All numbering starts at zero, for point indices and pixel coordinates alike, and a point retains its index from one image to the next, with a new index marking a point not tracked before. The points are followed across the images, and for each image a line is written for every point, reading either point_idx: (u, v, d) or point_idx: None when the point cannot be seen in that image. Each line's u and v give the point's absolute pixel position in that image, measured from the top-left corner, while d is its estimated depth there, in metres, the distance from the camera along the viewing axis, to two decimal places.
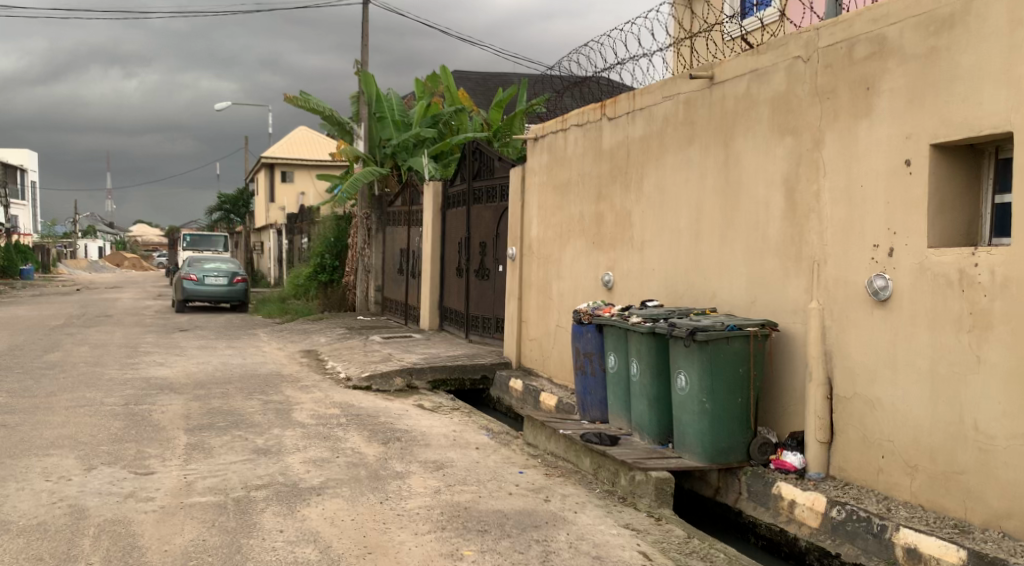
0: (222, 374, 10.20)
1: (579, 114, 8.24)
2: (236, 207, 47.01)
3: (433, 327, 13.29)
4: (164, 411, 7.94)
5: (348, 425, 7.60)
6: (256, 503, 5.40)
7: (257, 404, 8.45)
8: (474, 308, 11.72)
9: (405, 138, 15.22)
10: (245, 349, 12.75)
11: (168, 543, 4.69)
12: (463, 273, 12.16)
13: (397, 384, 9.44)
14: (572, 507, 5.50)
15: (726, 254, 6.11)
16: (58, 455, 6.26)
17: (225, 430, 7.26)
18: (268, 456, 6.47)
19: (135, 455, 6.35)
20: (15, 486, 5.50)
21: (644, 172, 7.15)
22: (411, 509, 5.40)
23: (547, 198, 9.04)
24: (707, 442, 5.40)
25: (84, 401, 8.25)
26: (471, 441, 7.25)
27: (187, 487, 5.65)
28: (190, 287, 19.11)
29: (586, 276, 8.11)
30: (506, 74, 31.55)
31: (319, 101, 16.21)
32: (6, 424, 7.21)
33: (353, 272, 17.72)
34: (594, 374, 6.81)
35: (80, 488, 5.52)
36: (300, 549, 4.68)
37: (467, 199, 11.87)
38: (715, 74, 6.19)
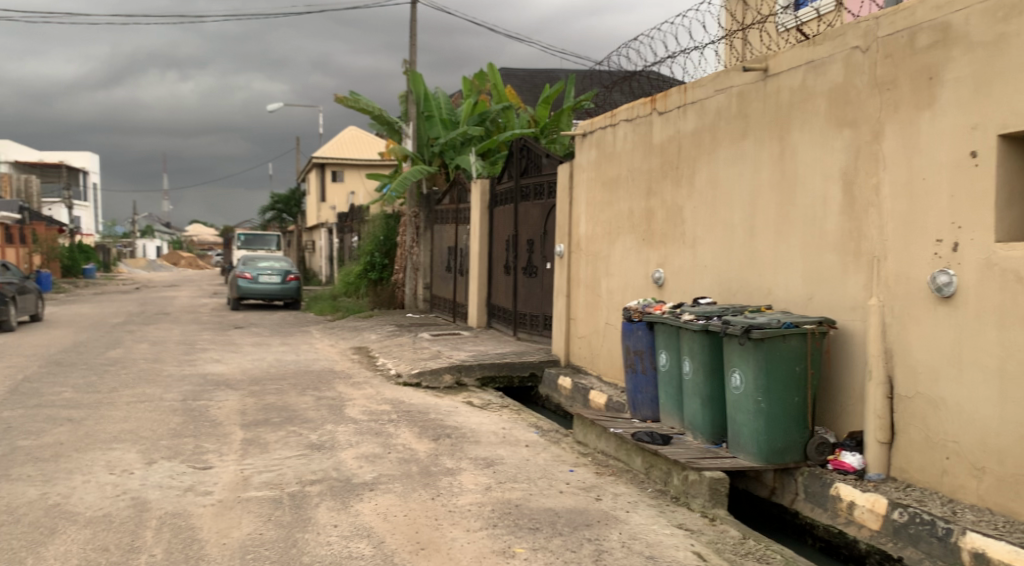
0: (276, 370, 10.39)
1: (629, 109, 8.15)
2: (289, 206, 47.96)
3: (481, 325, 13.32)
4: (222, 407, 8.11)
5: (399, 422, 7.65)
6: (310, 497, 5.47)
7: (310, 400, 8.57)
8: (522, 306, 11.71)
9: (452, 136, 15.26)
10: (298, 346, 12.95)
11: (227, 536, 4.78)
12: (510, 270, 12.15)
13: (447, 381, 9.49)
14: (625, 507, 5.45)
15: (781, 249, 6.00)
16: (121, 449, 6.43)
17: (281, 425, 7.39)
18: (322, 452, 6.56)
19: (194, 450, 6.50)
20: (81, 478, 5.68)
21: (696, 167, 7.05)
22: (463, 505, 5.42)
23: (595, 194, 8.97)
24: (763, 442, 5.31)
25: (145, 397, 8.47)
26: (521, 438, 7.23)
27: (244, 482, 5.75)
28: (245, 285, 19.52)
29: (635, 273, 8.05)
30: (555, 70, 31.46)
31: (368, 101, 16.37)
32: (72, 418, 7.44)
33: (402, 269, 17.87)
34: (645, 372, 6.74)
35: (142, 481, 5.68)
36: (354, 544, 4.74)
37: (514, 196, 11.86)
38: (770, 66, 6.08)
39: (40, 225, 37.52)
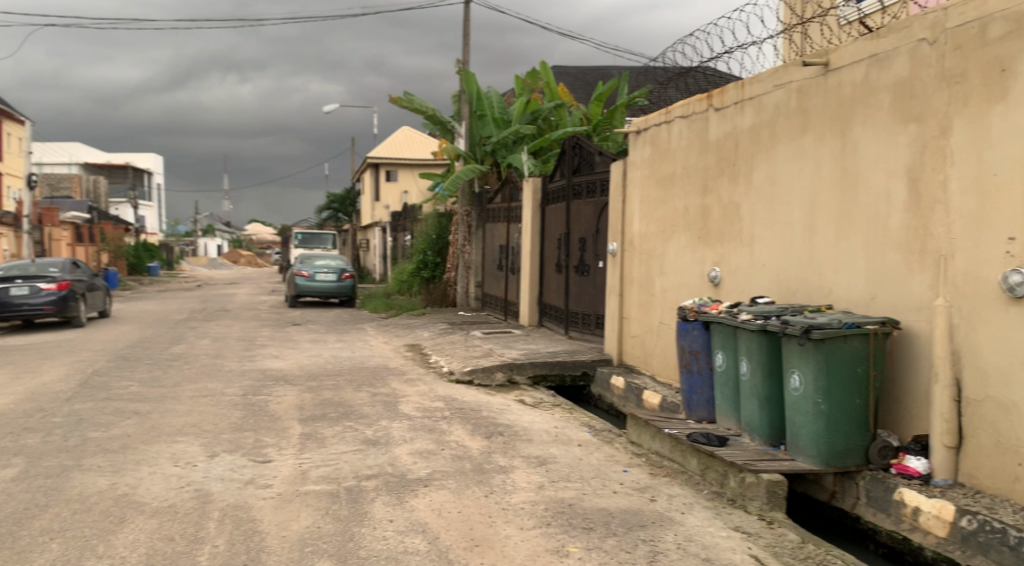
0: (333, 367, 10.56)
1: (684, 106, 8.05)
2: (344, 206, 48.73)
3: (532, 323, 13.34)
4: (280, 402, 8.28)
5: (452, 419, 7.71)
6: (367, 492, 5.55)
7: (366, 396, 8.69)
8: (574, 305, 11.67)
9: (504, 135, 15.28)
10: (353, 343, 13.14)
11: (287, 529, 4.88)
12: (562, 269, 12.13)
13: (499, 379, 9.53)
14: (680, 508, 5.39)
15: (843, 247, 5.86)
16: (184, 442, 6.62)
17: (337, 421, 7.50)
18: (377, 447, 6.64)
19: (254, 443, 6.65)
20: (147, 469, 5.85)
21: (754, 164, 6.93)
22: (516, 503, 5.43)
23: (649, 192, 8.88)
24: (823, 445, 5.19)
25: (207, 391, 8.69)
26: (574, 437, 7.21)
27: (302, 476, 5.86)
28: (302, 283, 19.90)
29: (691, 272, 7.95)
30: (608, 66, 31.22)
31: (422, 101, 16.51)
32: (138, 411, 7.68)
33: (454, 268, 17.98)
34: (701, 373, 6.65)
35: (205, 473, 5.83)
36: (409, 539, 4.79)
37: (567, 194, 11.82)
38: (831, 60, 5.94)
39: (108, 224, 38.81)
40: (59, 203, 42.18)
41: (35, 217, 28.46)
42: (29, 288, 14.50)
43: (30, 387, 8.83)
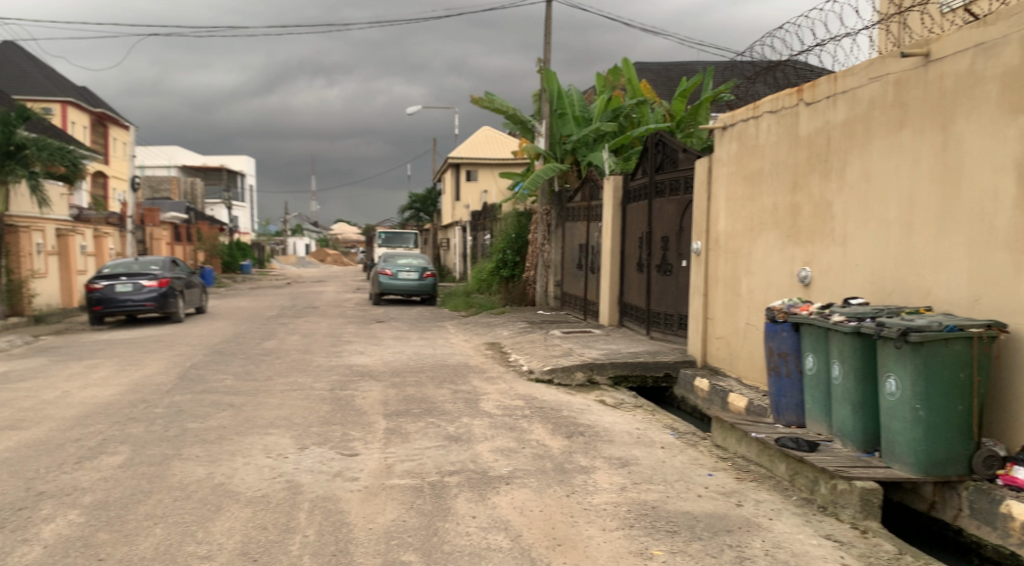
0: (416, 363, 10.74)
1: (773, 101, 7.83)
2: (426, 205, 49.48)
3: (613, 323, 13.23)
4: (366, 397, 8.46)
5: (532, 417, 7.72)
6: (450, 488, 5.61)
7: (448, 393, 8.79)
8: (655, 305, 11.52)
9: (585, 133, 15.21)
10: (435, 340, 13.31)
11: (373, 521, 4.98)
12: (644, 268, 11.98)
13: (579, 379, 9.51)
14: (767, 514, 5.25)
15: (943, 246, 5.60)
16: (276, 434, 6.84)
17: (420, 416, 7.62)
18: (459, 443, 6.72)
19: (342, 437, 6.82)
20: (242, 460, 6.08)
21: (847, 159, 6.69)
22: (599, 504, 5.39)
23: (736, 190, 8.67)
24: (921, 453, 4.98)
25: (297, 386, 8.96)
26: (656, 439, 7.12)
27: (387, 469, 5.97)
28: (385, 282, 20.28)
29: (780, 272, 7.72)
30: (692, 63, 30.67)
31: (503, 101, 16.60)
32: (234, 404, 7.98)
33: (534, 267, 17.96)
34: (790, 376, 6.47)
35: (295, 465, 6.01)
36: (492, 536, 4.83)
37: (649, 193, 11.68)
38: (932, 50, 5.69)
39: (204, 225, 40.44)
40: (159, 203, 44.24)
41: (137, 218, 29.92)
42: (132, 286, 15.33)
43: (134, 379, 9.30)
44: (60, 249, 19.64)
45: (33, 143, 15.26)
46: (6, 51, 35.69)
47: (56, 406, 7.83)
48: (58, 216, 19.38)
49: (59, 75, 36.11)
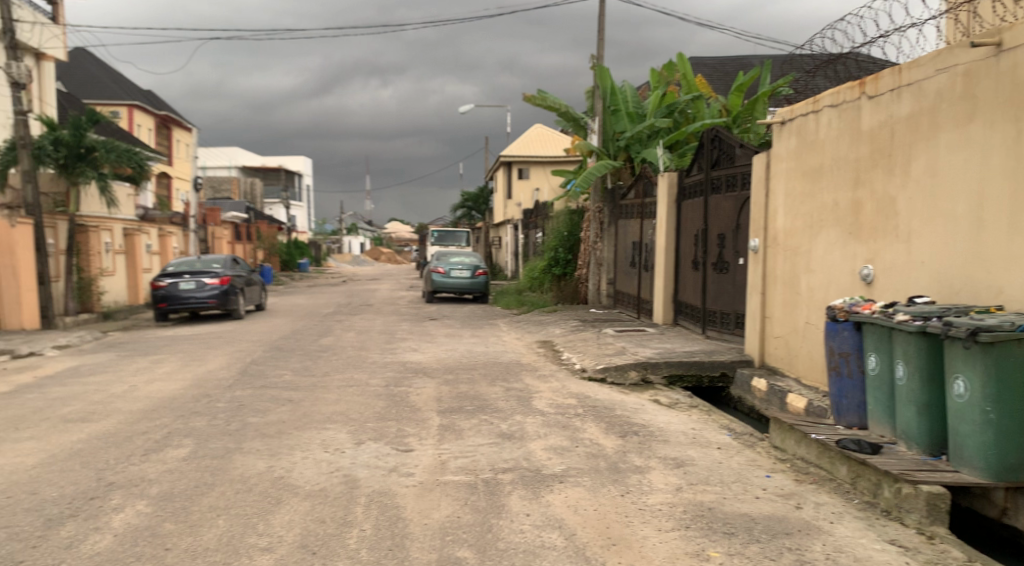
0: (468, 361, 10.80)
1: (834, 95, 7.64)
2: (477, 203, 49.75)
3: (667, 322, 13.11)
4: (420, 394, 8.54)
5: (586, 416, 7.69)
6: (503, 485, 5.63)
7: (501, 390, 8.81)
8: (711, 303, 11.36)
9: (639, 129, 15.08)
10: (487, 338, 13.36)
11: (428, 517, 5.02)
12: (699, 266, 11.82)
13: (633, 378, 9.46)
14: (828, 517, 5.13)
15: (1015, 243, 5.40)
16: (333, 429, 6.94)
17: (474, 414, 7.65)
18: (512, 441, 6.73)
19: (397, 432, 6.90)
20: (300, 454, 6.19)
21: (912, 154, 6.49)
22: (653, 504, 5.34)
23: (795, 185, 8.48)
24: (992, 457, 4.81)
25: (352, 382, 9.09)
26: (712, 440, 7.02)
27: (441, 465, 6.02)
28: (438, 280, 20.43)
29: (841, 270, 7.54)
30: (749, 57, 30.14)
31: (555, 98, 16.57)
32: (292, 399, 8.14)
33: (585, 265, 17.86)
34: (852, 376, 6.31)
35: (352, 459, 6.10)
36: (546, 534, 4.83)
37: (705, 189, 11.52)
38: (1005, 40, 5.50)
39: (263, 224, 41.31)
40: (220, 203, 45.38)
41: (200, 218, 30.72)
42: (195, 283, 15.75)
43: (197, 374, 9.55)
44: (127, 248, 20.28)
45: (102, 145, 15.76)
46: (77, 57, 37.02)
47: (124, 399, 8.09)
48: (126, 217, 20.01)
49: (126, 80, 37.30)
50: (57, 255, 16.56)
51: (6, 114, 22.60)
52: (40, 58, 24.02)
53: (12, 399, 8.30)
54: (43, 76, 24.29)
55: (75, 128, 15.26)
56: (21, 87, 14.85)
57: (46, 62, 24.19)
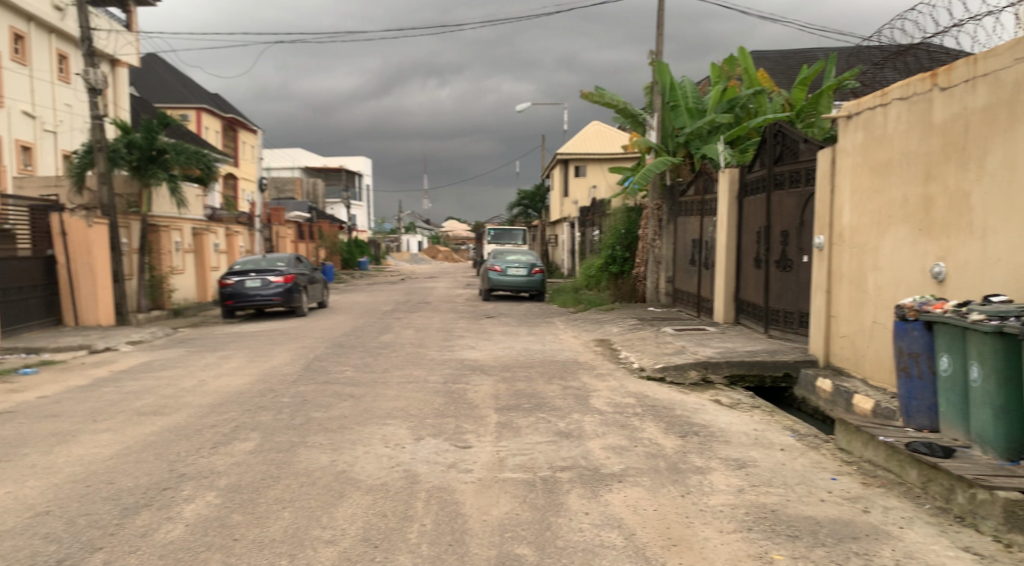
0: (526, 358, 10.82)
1: (904, 87, 7.41)
2: (534, 201, 49.80)
3: (728, 320, 12.93)
4: (478, 390, 8.59)
5: (645, 415, 7.63)
6: (561, 483, 5.62)
7: (558, 388, 8.80)
8: (774, 302, 11.15)
9: (699, 125, 14.86)
10: (544, 336, 13.36)
11: (487, 513, 5.05)
12: (762, 264, 11.60)
13: (692, 378, 9.37)
14: (897, 522, 4.99)
15: None
16: (393, 425, 7.04)
17: (531, 411, 7.67)
18: (570, 439, 6.72)
19: (456, 429, 6.96)
20: (362, 449, 6.29)
21: (988, 147, 6.26)
22: (714, 505, 5.27)
23: (861, 181, 8.25)
24: None
25: (411, 378, 9.22)
26: (775, 441, 6.88)
27: (499, 462, 6.05)
28: (494, 277, 20.52)
29: (910, 268, 7.30)
30: (814, 49, 29.46)
31: (613, 94, 16.46)
32: (354, 394, 8.28)
33: (643, 263, 17.55)
34: (922, 377, 6.11)
35: (412, 455, 6.17)
36: (605, 533, 4.81)
37: (767, 185, 11.30)
38: None
39: (324, 223, 42.09)
40: (283, 203, 46.43)
41: (264, 217, 31.47)
42: (260, 281, 16.13)
43: (262, 369, 9.79)
44: (195, 247, 20.90)
45: (172, 148, 16.25)
46: (149, 62, 38.28)
47: (193, 394, 8.35)
48: (194, 217, 20.61)
49: (194, 83, 38.41)
50: (130, 253, 17.16)
51: (84, 119, 23.52)
52: (115, 64, 24.93)
53: (89, 392, 8.64)
54: (117, 81, 25.20)
55: (147, 130, 15.77)
56: (98, 92, 15.42)
57: (120, 68, 25.09)
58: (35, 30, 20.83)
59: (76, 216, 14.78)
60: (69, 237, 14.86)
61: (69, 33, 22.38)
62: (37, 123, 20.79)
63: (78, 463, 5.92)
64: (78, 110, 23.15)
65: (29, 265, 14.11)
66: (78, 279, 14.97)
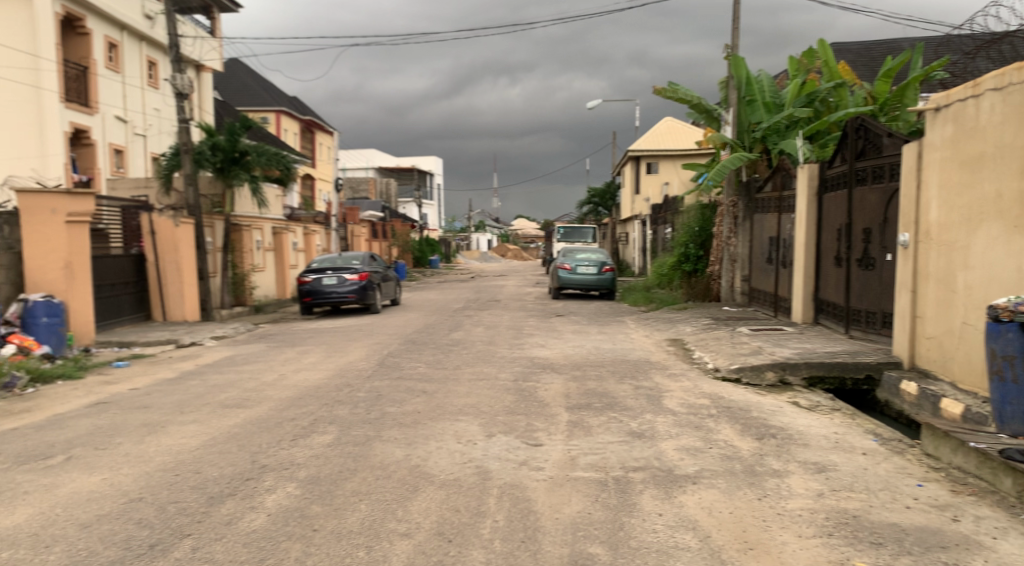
0: (597, 357, 10.76)
1: (999, 77, 7.06)
2: (604, 199, 49.47)
3: (807, 320, 12.58)
4: (548, 389, 8.59)
5: (719, 417, 7.50)
6: (634, 483, 5.57)
7: (629, 388, 8.73)
8: (856, 302, 10.80)
9: (777, 120, 14.62)
10: (616, 335, 13.25)
11: (560, 512, 5.04)
12: (843, 262, 11.25)
13: (770, 379, 9.15)
14: (990, 532, 4.78)
15: None
16: (465, 421, 7.09)
17: (603, 411, 7.62)
18: (643, 440, 6.65)
19: (527, 426, 6.97)
20: (435, 444, 6.37)
21: None
22: (793, 510, 5.14)
23: (950, 176, 7.92)
24: None
25: (482, 375, 9.27)
26: (857, 445, 6.66)
27: (570, 461, 6.03)
28: (565, 276, 20.47)
29: (1005, 266, 6.98)
30: (898, 39, 28.38)
31: (687, 90, 16.23)
32: (426, 390, 8.39)
33: (718, 261, 17.23)
34: (1017, 382, 5.83)
35: (484, 451, 6.21)
36: (680, 534, 4.75)
37: (849, 181, 10.95)
38: None
39: (397, 222, 42.75)
40: (358, 203, 47.38)
41: (339, 217, 32.14)
42: (336, 279, 16.48)
43: (339, 365, 10.02)
44: (276, 246, 21.50)
45: (253, 149, 16.76)
46: (231, 67, 39.52)
47: (274, 387, 8.60)
48: (274, 216, 21.20)
49: (273, 87, 39.51)
50: (214, 252, 17.79)
51: (172, 123, 24.47)
52: (201, 70, 25.84)
53: (177, 385, 9.00)
54: (202, 86, 26.11)
55: (230, 133, 16.32)
56: (185, 96, 16.02)
57: (205, 73, 25.98)
58: (127, 38, 21.78)
59: (164, 216, 15.37)
60: (157, 236, 15.46)
61: (158, 40, 23.32)
62: (128, 127, 21.76)
63: (167, 452, 6.17)
64: (167, 114, 24.10)
65: (121, 264, 14.76)
66: (166, 277, 15.60)
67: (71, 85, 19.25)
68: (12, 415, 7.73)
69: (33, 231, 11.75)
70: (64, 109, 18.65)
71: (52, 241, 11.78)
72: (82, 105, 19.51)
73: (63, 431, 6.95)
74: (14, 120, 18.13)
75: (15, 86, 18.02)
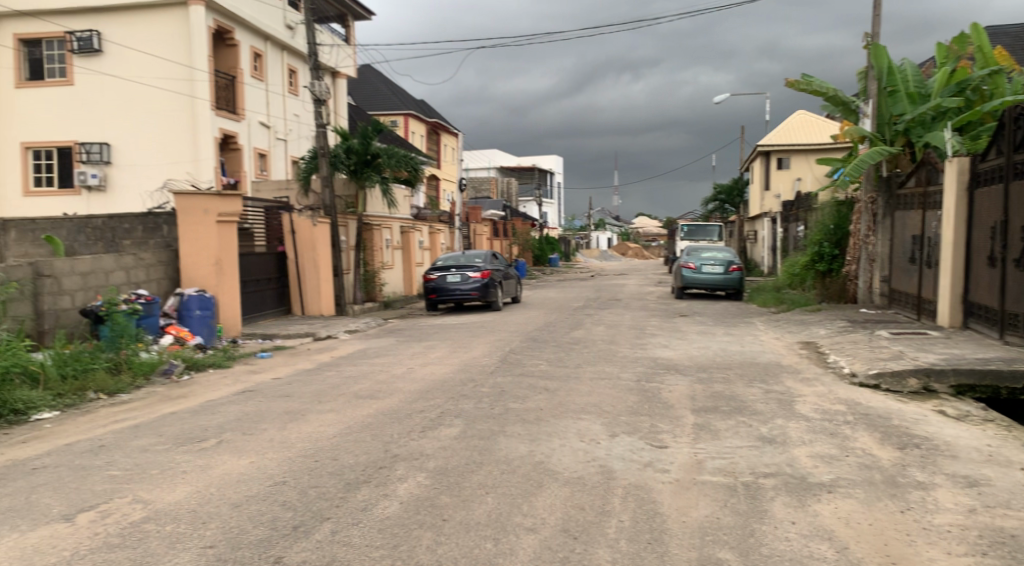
0: (723, 359, 10.49)
1: None
2: (731, 196, 48.12)
3: (955, 325, 11.75)
4: (673, 390, 8.45)
5: (856, 424, 7.14)
6: (766, 490, 5.40)
7: (758, 392, 8.45)
8: (1012, 305, 10.02)
9: (922, 111, 13.80)
10: (742, 337, 12.87)
11: (687, 515, 4.96)
12: (997, 262, 10.47)
13: (912, 386, 8.61)
14: None
15: None
16: (589, 420, 7.09)
17: (730, 414, 7.42)
18: (774, 445, 6.43)
19: (651, 428, 6.88)
20: (559, 441, 6.40)
21: None
22: (941, 525, 4.84)
23: None
24: None
25: (605, 374, 9.24)
26: (1014, 460, 6.18)
27: (698, 465, 5.91)
28: (689, 275, 20.04)
29: None
30: None
31: (822, 81, 15.54)
32: (549, 388, 8.44)
33: (855, 261, 16.38)
34: None
35: (608, 451, 6.19)
36: (815, 544, 4.57)
37: (1005, 174, 10.19)
38: None
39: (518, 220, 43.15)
40: (481, 203, 48.22)
41: (462, 216, 32.72)
42: (460, 276, 16.85)
43: (464, 360, 10.22)
44: (404, 244, 22.20)
45: (384, 152, 17.32)
46: (364, 73, 41.11)
47: (402, 381, 8.89)
48: (403, 216, 21.90)
49: (402, 91, 40.83)
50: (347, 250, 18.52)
51: (310, 127, 25.74)
52: (337, 76, 27.02)
53: (315, 376, 9.46)
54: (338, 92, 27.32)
55: (364, 136, 16.96)
56: (320, 101, 16.73)
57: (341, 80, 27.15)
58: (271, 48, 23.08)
59: (303, 216, 16.18)
60: (296, 235, 16.30)
61: (299, 50, 24.58)
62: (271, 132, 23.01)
63: (307, 439, 6.50)
64: (305, 119, 25.38)
65: (263, 260, 15.64)
66: (304, 273, 16.38)
67: (221, 94, 20.58)
68: (171, 400, 8.37)
69: (188, 231, 12.66)
70: (216, 117, 19.96)
71: (205, 240, 12.66)
72: (229, 112, 20.82)
73: (215, 416, 7.46)
74: (172, 129, 19.64)
75: (174, 97, 19.56)
